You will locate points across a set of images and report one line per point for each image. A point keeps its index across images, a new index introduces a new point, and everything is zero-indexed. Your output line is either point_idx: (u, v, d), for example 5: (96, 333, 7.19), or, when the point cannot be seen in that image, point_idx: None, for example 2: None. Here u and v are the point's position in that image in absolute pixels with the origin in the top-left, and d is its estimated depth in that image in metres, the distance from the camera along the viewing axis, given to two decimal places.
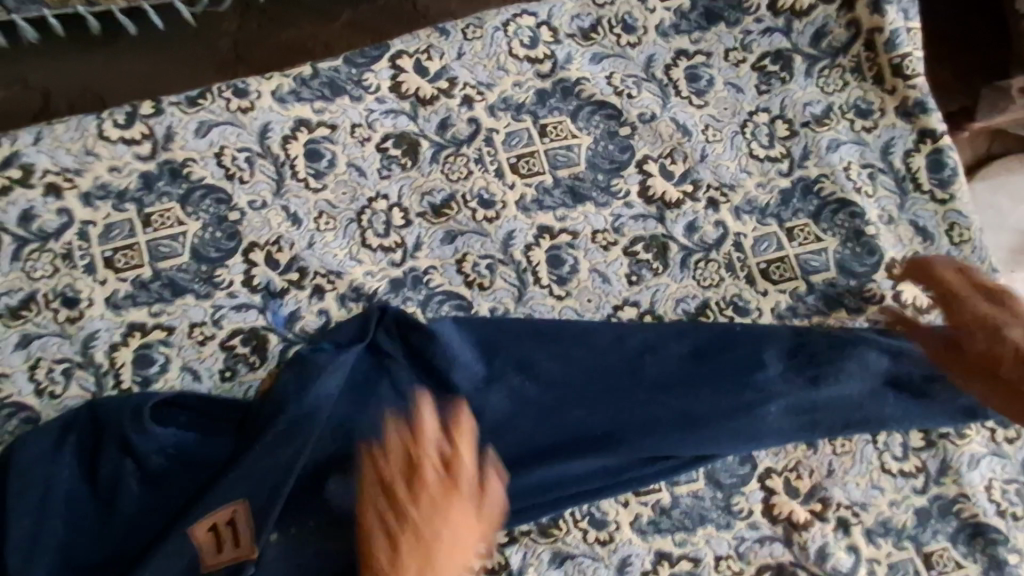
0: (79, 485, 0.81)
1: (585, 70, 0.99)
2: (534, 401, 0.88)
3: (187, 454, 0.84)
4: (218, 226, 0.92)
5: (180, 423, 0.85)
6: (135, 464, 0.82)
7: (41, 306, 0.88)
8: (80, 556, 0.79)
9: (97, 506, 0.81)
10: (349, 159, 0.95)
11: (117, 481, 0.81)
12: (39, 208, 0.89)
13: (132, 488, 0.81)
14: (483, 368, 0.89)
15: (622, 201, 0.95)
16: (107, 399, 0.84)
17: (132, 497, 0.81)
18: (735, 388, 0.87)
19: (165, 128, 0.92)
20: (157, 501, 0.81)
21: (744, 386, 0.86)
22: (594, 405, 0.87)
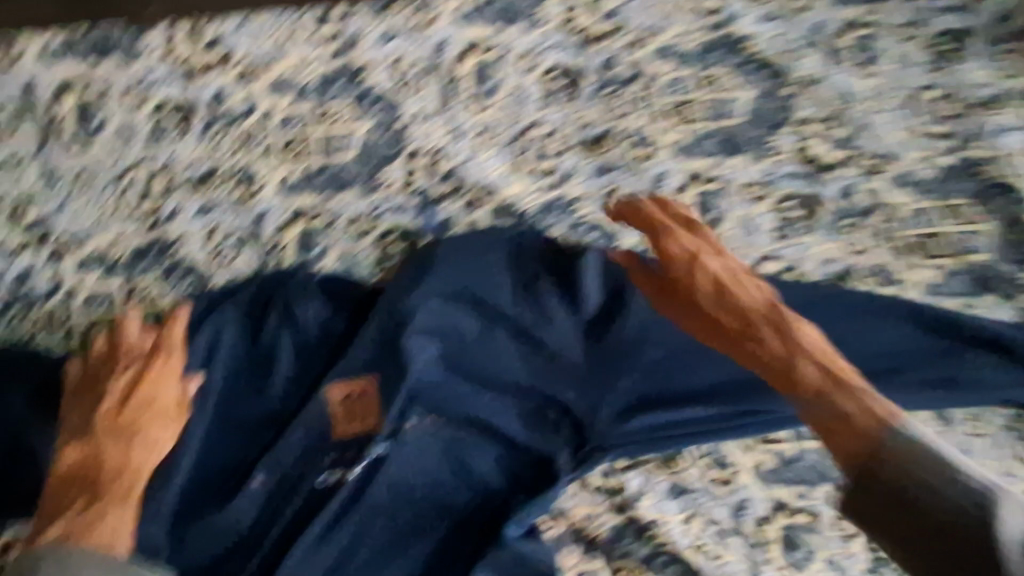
0: (239, 344, 0.86)
1: (751, 29, 0.98)
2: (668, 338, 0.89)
3: (336, 333, 0.88)
4: (384, 130, 0.96)
5: (332, 301, 0.89)
6: (291, 331, 0.87)
7: (220, 180, 0.93)
8: (235, 409, 0.85)
9: (253, 370, 0.86)
10: (514, 85, 0.98)
11: (274, 346, 0.86)
12: (229, 91, 0.94)
13: (286, 357, 0.86)
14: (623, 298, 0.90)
15: (777, 158, 0.95)
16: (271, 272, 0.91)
17: (288, 365, 0.86)
18: (869, 356, 0.89)
19: (351, 32, 0.95)
20: (307, 370, 0.86)
21: (873, 353, 0.89)
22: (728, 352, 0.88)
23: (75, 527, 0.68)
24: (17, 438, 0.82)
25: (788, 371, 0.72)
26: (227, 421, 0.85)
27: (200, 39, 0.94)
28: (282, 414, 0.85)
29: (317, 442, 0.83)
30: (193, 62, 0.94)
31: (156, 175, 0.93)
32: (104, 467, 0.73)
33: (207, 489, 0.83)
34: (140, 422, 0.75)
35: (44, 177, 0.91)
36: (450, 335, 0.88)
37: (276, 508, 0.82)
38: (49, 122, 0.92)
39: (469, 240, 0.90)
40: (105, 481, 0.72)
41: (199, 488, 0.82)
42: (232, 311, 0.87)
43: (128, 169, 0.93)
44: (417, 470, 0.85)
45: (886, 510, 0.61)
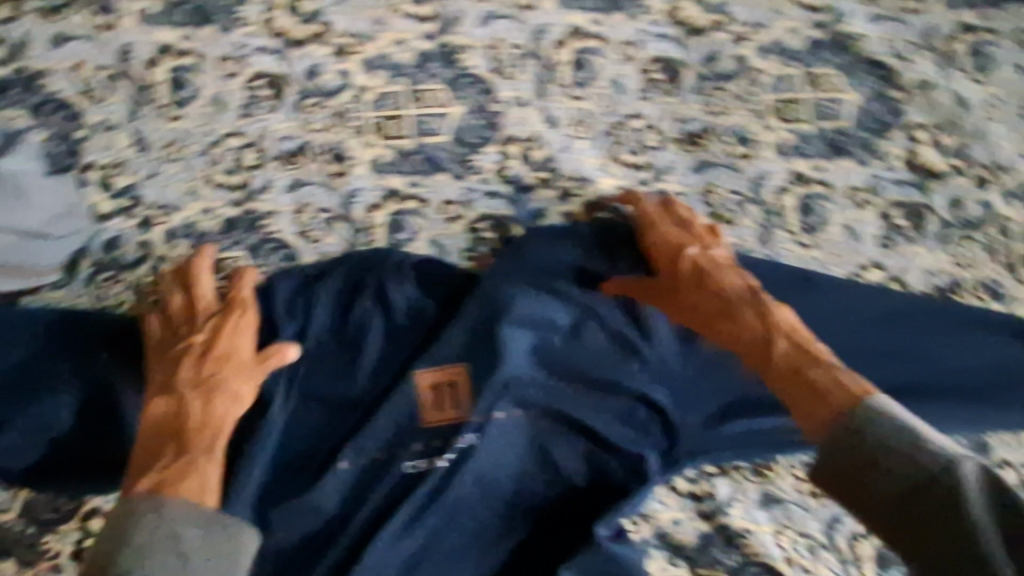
0: (329, 323, 0.85)
1: (863, 29, 0.95)
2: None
3: (426, 319, 0.86)
4: (479, 114, 0.94)
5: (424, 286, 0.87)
6: (383, 314, 0.85)
7: (313, 156, 0.92)
8: (320, 389, 0.84)
9: (339, 351, 0.85)
10: (613, 74, 0.95)
11: (364, 327, 0.85)
12: (324, 66, 0.92)
13: (375, 339, 0.85)
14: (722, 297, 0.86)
15: (883, 163, 0.93)
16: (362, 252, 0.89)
17: (377, 348, 0.85)
18: (979, 370, 0.86)
19: (455, 11, 0.93)
20: (396, 355, 0.85)
21: (985, 367, 0.86)
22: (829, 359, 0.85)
23: (166, 476, 0.69)
24: (106, 407, 0.81)
25: (766, 354, 0.74)
26: (313, 401, 0.84)
27: (297, 10, 0.91)
28: (367, 398, 0.84)
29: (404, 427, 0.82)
30: (289, 34, 0.91)
31: (249, 146, 0.91)
32: (188, 421, 0.74)
33: (289, 468, 0.82)
34: (220, 379, 0.77)
35: (138, 143, 0.90)
36: (541, 326, 0.85)
37: (360, 493, 0.81)
38: (143, 88, 0.90)
39: (552, 234, 0.92)
40: (189, 434, 0.74)
41: (282, 467, 0.82)
42: (324, 290, 0.86)
43: (220, 139, 0.91)
44: (504, 462, 0.83)
45: (844, 475, 0.63)
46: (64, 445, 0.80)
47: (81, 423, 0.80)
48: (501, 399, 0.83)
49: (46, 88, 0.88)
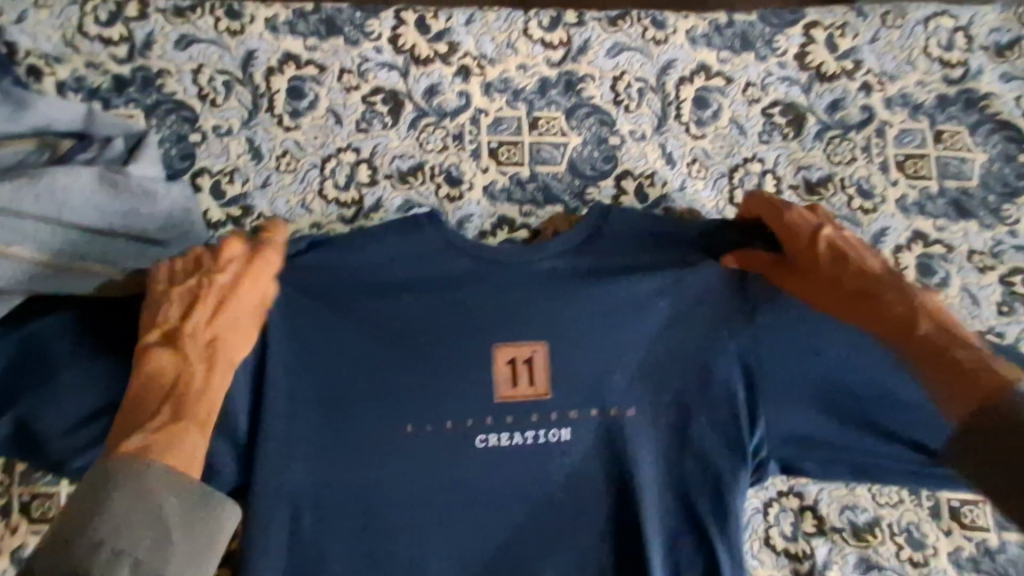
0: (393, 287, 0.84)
1: (995, 87, 0.94)
2: (872, 370, 0.82)
3: (509, 305, 0.84)
4: (598, 145, 0.93)
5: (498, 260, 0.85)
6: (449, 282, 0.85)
7: (426, 177, 0.90)
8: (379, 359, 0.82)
9: (397, 354, 0.82)
10: (733, 115, 0.94)
11: (431, 295, 0.84)
12: (446, 85, 0.92)
13: (444, 336, 0.82)
14: (823, 317, 0.83)
15: (1009, 228, 0.90)
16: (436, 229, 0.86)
17: (448, 350, 0.82)
18: None
19: (583, 40, 0.93)
20: (459, 328, 0.83)
21: None
22: (912, 396, 0.82)
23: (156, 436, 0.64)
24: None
25: (910, 326, 0.75)
26: (365, 411, 0.81)
27: (428, 29, 0.91)
28: (422, 410, 0.82)
29: (489, 432, 0.81)
30: (417, 51, 0.91)
31: (363, 162, 0.90)
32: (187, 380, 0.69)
33: (339, 484, 0.80)
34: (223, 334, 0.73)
35: (251, 151, 0.88)
36: (621, 308, 0.84)
37: (434, 500, 0.81)
38: (262, 95, 0.89)
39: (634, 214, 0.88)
40: (192, 392, 0.69)
41: (329, 485, 0.80)
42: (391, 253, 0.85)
43: (335, 152, 0.89)
44: (572, 492, 0.81)
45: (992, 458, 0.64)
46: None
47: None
48: (572, 377, 0.82)
49: (164, 89, 0.87)
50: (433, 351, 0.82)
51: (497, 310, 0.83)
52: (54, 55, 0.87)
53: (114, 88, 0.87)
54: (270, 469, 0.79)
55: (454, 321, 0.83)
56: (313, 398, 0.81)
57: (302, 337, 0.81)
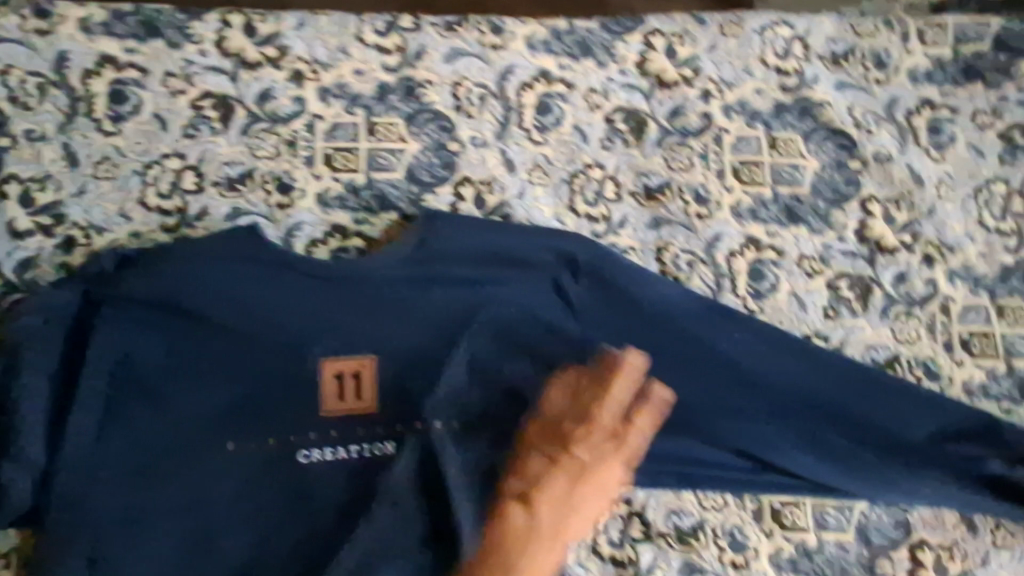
0: (213, 302, 0.82)
1: (830, 95, 0.96)
2: (682, 373, 0.86)
3: (333, 316, 0.84)
4: (437, 152, 0.92)
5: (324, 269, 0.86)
6: (270, 296, 0.83)
7: (256, 184, 0.88)
8: (199, 376, 0.81)
9: (221, 369, 0.81)
10: (575, 121, 0.94)
11: (252, 307, 0.82)
12: (279, 90, 0.89)
13: (268, 348, 0.82)
14: (634, 323, 0.88)
15: (837, 234, 0.92)
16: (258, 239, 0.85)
17: (270, 362, 0.82)
18: (902, 434, 0.86)
19: (418, 45, 0.92)
20: (283, 340, 0.83)
21: (904, 439, 0.86)
22: (726, 401, 0.86)
23: None
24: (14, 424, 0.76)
25: None
26: (187, 426, 0.80)
27: (256, 32, 0.89)
28: (247, 426, 0.81)
29: (311, 445, 0.81)
30: (245, 55, 0.89)
31: (188, 169, 0.87)
32: (495, 541, 0.80)
33: (156, 504, 0.78)
34: (577, 510, 0.83)
35: (67, 158, 0.85)
36: (445, 318, 0.86)
37: (247, 519, 0.79)
38: (78, 99, 0.86)
39: (465, 222, 0.89)
40: (529, 555, 0.80)
41: (142, 507, 0.78)
42: (210, 266, 0.82)
43: (159, 159, 0.86)
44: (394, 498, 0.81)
45: None
46: None
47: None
48: (396, 386, 0.84)
49: None
50: (256, 364, 0.82)
51: (322, 319, 0.84)
52: None
53: None
54: (78, 492, 0.76)
55: (280, 333, 0.83)
56: (138, 418, 0.80)
57: (121, 354, 0.80)
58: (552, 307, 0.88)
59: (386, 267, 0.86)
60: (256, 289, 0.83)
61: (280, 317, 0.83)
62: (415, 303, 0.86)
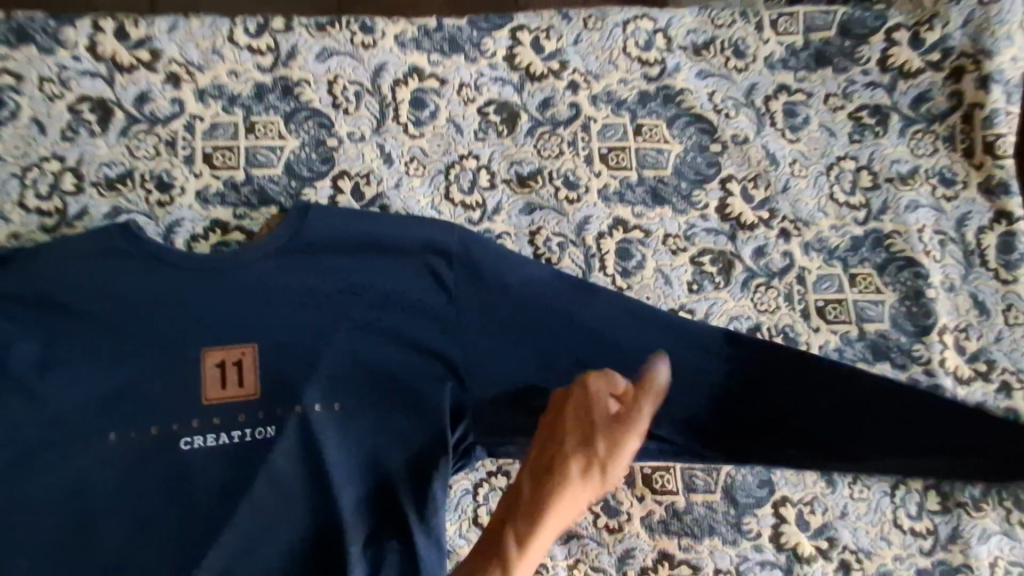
0: (90, 297, 0.85)
1: (690, 83, 1.02)
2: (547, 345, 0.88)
3: (214, 307, 0.87)
4: (315, 148, 0.95)
5: (203, 262, 0.88)
6: (149, 289, 0.86)
7: (136, 183, 0.91)
8: (76, 371, 0.83)
9: (99, 361, 0.84)
10: (450, 115, 0.98)
11: (131, 301, 0.85)
12: (157, 92, 0.93)
13: (148, 340, 0.85)
14: (503, 299, 0.89)
15: (699, 212, 0.98)
16: (135, 235, 0.87)
17: (149, 353, 0.85)
18: (792, 405, 0.86)
19: (291, 45, 0.96)
20: (162, 332, 0.85)
21: (792, 408, 0.86)
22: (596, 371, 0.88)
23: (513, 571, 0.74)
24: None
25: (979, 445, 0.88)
26: (63, 418, 0.82)
27: (128, 36, 0.92)
28: (124, 416, 0.83)
29: (193, 432, 0.84)
30: (118, 58, 0.92)
31: (67, 170, 0.89)
32: (380, 520, 0.87)
33: (38, 496, 0.81)
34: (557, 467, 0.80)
35: None
36: (322, 306, 0.89)
37: (124, 507, 0.81)
38: None
39: (343, 212, 0.92)
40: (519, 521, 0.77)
41: (23, 500, 0.80)
42: (88, 264, 0.85)
43: (38, 161, 0.89)
44: (276, 482, 0.84)
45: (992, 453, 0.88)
46: None
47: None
48: (276, 373, 0.86)
49: None
50: (135, 355, 0.85)
51: (202, 311, 0.87)
52: None
53: None
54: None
55: (161, 326, 0.86)
56: (17, 411, 0.82)
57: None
58: (428, 293, 0.89)
59: (262, 257, 0.89)
60: (133, 283, 0.86)
61: (159, 310, 0.86)
62: (293, 294, 0.88)
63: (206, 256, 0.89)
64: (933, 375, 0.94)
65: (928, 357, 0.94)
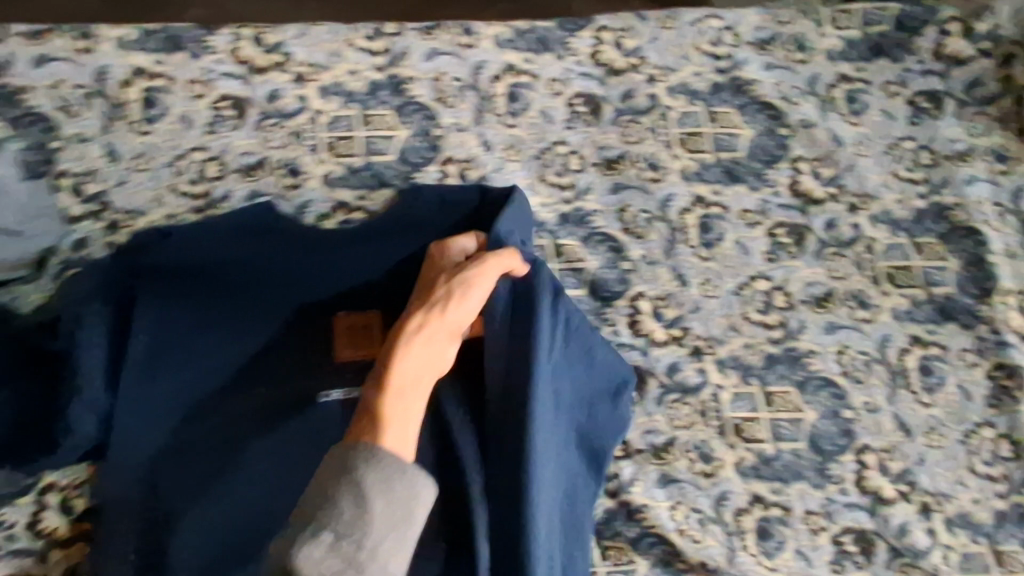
0: (239, 271, 0.96)
1: (758, 74, 1.12)
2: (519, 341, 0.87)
3: (343, 277, 0.98)
4: (424, 138, 1.06)
5: (329, 237, 0.99)
6: (288, 263, 0.97)
7: (270, 170, 1.02)
8: (228, 334, 0.95)
9: (241, 324, 0.95)
10: (542, 107, 1.09)
11: (272, 273, 0.97)
12: (285, 90, 1.05)
13: (289, 307, 0.96)
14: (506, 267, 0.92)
15: (772, 189, 1.07)
16: (278, 215, 1.00)
17: (292, 318, 0.96)
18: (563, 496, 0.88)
19: (402, 47, 1.08)
20: (301, 300, 0.97)
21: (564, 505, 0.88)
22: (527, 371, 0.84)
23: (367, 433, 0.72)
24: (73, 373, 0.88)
25: None
26: (220, 374, 0.94)
27: (262, 43, 1.05)
28: (268, 373, 0.94)
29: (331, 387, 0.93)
30: (254, 61, 1.05)
31: (211, 160, 1.01)
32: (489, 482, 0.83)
33: (198, 444, 0.91)
34: (414, 334, 0.78)
35: (109, 155, 1.00)
36: None
37: (269, 452, 0.90)
38: (116, 105, 1.01)
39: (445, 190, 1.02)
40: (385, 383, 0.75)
41: (183, 447, 0.91)
42: (236, 239, 0.97)
43: (185, 153, 1.01)
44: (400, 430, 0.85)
45: None
46: (34, 422, 0.89)
47: (46, 391, 0.90)
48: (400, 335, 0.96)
49: (25, 103, 0.99)
50: (278, 320, 0.96)
51: (334, 281, 0.97)
52: None
53: None
54: (127, 431, 0.91)
55: (300, 294, 0.97)
56: (178, 367, 0.93)
57: (156, 316, 0.94)
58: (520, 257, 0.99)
59: (381, 232, 1.00)
60: (274, 257, 0.97)
61: (290, 279, 0.97)
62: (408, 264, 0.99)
63: (333, 232, 1.00)
64: (997, 333, 1.02)
65: (992, 318, 1.02)
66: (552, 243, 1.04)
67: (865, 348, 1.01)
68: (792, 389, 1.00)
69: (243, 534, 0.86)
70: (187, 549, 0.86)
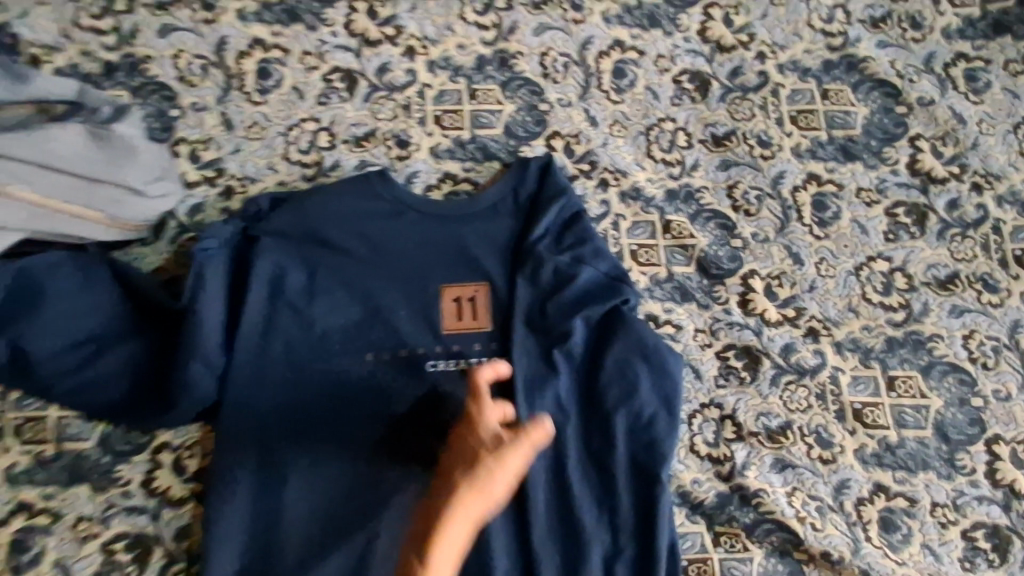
0: (348, 237, 0.95)
1: (872, 51, 1.09)
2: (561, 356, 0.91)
3: (450, 247, 0.96)
4: (529, 112, 1.05)
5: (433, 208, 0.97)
6: (396, 232, 0.96)
7: (379, 141, 1.03)
8: (334, 300, 0.93)
9: (348, 291, 0.94)
10: (648, 83, 1.08)
11: (379, 241, 0.95)
12: (395, 63, 1.06)
13: (394, 275, 0.94)
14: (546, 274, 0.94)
15: (890, 167, 1.03)
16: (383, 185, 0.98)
17: (399, 286, 0.94)
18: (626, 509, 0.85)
19: (511, 21, 1.09)
20: (408, 268, 0.95)
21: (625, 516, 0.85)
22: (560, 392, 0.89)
23: None
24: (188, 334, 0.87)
25: None
26: (329, 339, 0.92)
27: (377, 15, 1.08)
28: (376, 337, 0.92)
29: (437, 357, 0.92)
30: (368, 34, 1.07)
31: (322, 130, 1.02)
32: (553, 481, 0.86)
33: (309, 407, 0.89)
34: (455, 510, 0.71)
35: (224, 124, 1.02)
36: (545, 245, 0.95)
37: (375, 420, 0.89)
38: (234, 76, 1.03)
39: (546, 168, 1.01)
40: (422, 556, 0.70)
41: (292, 410, 0.89)
42: (344, 206, 0.97)
43: (298, 123, 1.02)
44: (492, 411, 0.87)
45: None
46: (151, 379, 0.89)
47: (163, 352, 0.90)
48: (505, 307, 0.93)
49: (148, 72, 1.02)
50: (385, 287, 0.94)
51: (441, 250, 0.95)
52: (52, 45, 1.02)
53: (104, 74, 1.02)
54: (236, 391, 0.89)
55: (407, 262, 0.95)
56: (286, 331, 0.92)
57: (273, 277, 0.93)
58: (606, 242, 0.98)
59: (485, 204, 0.98)
60: (383, 225, 0.96)
61: (398, 248, 0.95)
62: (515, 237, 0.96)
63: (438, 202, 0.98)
64: None
65: None
66: (660, 219, 1.01)
67: (994, 333, 0.96)
68: (916, 373, 0.95)
69: (354, 501, 0.86)
70: (299, 512, 0.85)
